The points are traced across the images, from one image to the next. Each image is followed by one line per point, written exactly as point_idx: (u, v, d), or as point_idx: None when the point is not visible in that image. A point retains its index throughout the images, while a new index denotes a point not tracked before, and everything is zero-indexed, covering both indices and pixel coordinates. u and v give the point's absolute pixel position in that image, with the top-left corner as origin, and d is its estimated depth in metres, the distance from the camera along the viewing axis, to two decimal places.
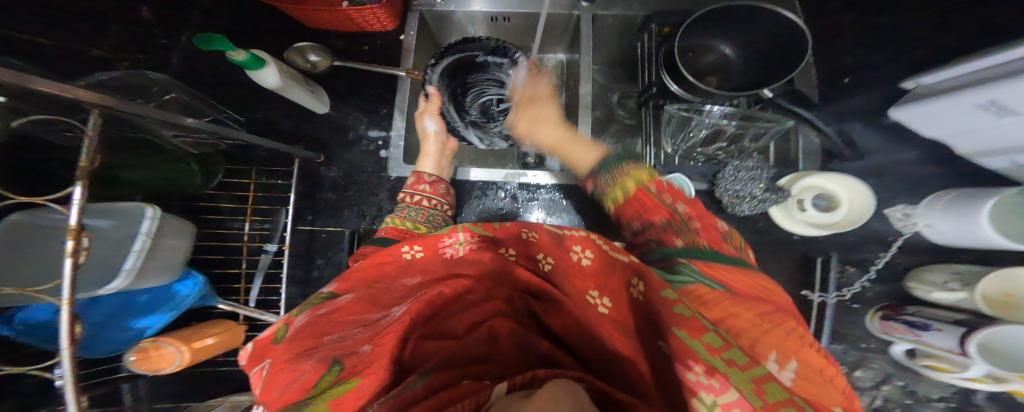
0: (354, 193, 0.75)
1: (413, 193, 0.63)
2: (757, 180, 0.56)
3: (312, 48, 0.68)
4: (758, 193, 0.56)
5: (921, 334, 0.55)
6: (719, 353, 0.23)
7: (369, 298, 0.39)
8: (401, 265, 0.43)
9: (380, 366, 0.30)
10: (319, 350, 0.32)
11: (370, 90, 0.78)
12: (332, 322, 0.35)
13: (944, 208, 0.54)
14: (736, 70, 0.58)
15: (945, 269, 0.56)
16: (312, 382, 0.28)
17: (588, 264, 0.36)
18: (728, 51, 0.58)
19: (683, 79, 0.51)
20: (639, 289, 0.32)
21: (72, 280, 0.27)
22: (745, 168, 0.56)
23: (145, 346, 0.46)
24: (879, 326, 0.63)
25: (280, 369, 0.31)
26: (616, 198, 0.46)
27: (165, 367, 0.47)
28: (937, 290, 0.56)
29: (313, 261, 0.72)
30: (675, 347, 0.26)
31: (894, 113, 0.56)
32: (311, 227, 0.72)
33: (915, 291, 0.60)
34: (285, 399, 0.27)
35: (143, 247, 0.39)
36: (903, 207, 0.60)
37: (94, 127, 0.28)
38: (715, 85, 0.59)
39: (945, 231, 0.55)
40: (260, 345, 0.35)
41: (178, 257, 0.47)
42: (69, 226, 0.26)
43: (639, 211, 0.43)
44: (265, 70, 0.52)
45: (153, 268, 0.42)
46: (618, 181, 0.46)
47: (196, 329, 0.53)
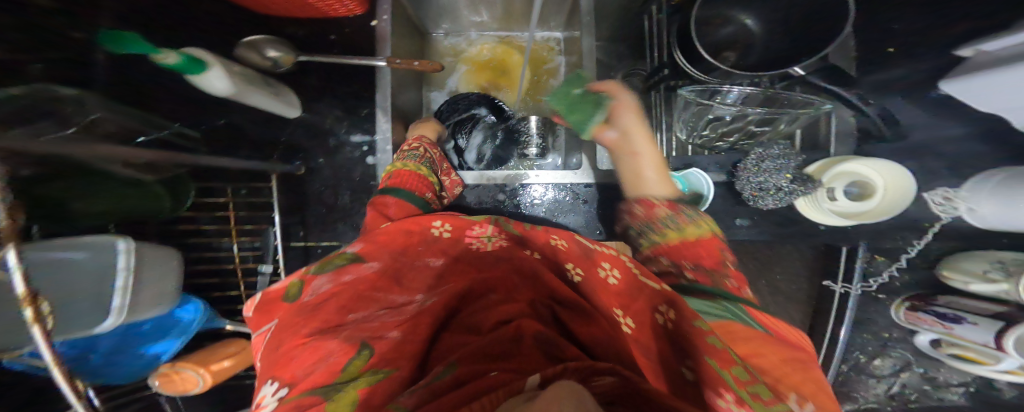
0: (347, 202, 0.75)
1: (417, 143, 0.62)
2: (784, 170, 0.50)
3: (268, 42, 0.62)
4: (784, 185, 0.50)
5: (952, 327, 0.51)
6: (745, 386, 0.19)
7: (392, 276, 0.34)
8: (427, 241, 0.38)
9: (408, 359, 0.27)
10: (344, 329, 0.28)
11: (350, 88, 0.75)
12: (358, 297, 0.31)
13: (995, 189, 0.47)
14: (760, 47, 0.51)
15: (985, 257, 0.51)
16: (338, 367, 0.25)
17: (614, 283, 0.33)
18: (749, 23, 0.51)
19: (698, 58, 0.46)
20: (666, 316, 0.28)
21: None
22: (772, 158, 0.50)
23: (165, 372, 0.46)
24: (905, 316, 0.58)
25: (298, 345, 0.26)
26: (669, 240, 0.42)
27: (190, 389, 0.47)
28: (974, 281, 0.51)
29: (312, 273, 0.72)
30: (703, 378, 0.21)
31: (945, 87, 0.50)
32: (305, 243, 0.73)
33: (951, 282, 0.54)
34: (313, 380, 0.24)
35: (128, 284, 0.37)
36: (946, 191, 0.53)
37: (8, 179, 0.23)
38: (732, 62, 0.53)
39: (993, 216, 0.48)
40: (268, 299, 0.32)
41: (167, 284, 0.45)
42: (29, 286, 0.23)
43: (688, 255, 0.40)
44: (209, 73, 0.46)
45: (140, 298, 0.41)
46: (682, 225, 0.43)
47: (213, 351, 0.52)
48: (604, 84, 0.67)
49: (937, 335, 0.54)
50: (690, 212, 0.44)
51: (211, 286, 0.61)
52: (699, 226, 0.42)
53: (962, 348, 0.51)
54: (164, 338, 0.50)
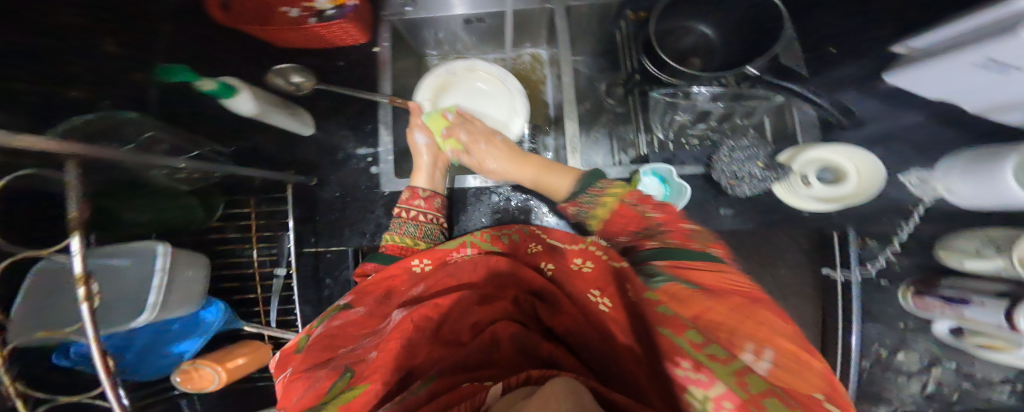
0: (354, 211, 0.75)
1: (409, 209, 0.60)
2: (754, 159, 0.52)
3: (294, 69, 0.65)
4: (757, 172, 0.52)
5: (961, 310, 0.48)
6: (703, 348, 0.22)
7: (375, 317, 0.40)
8: (409, 280, 0.46)
9: (385, 371, 0.30)
10: (334, 360, 0.32)
11: (354, 107, 0.78)
12: (346, 335, 0.36)
13: (964, 169, 0.47)
14: (719, 50, 0.55)
15: (976, 234, 0.49)
16: (323, 390, 0.27)
17: (588, 271, 0.39)
18: (707, 31, 0.55)
19: (663, 63, 0.47)
20: (631, 291, 0.32)
21: (93, 324, 0.28)
22: (741, 149, 0.53)
23: (186, 369, 0.52)
24: (915, 301, 0.55)
25: (295, 378, 0.31)
26: (597, 224, 0.48)
27: (208, 385, 0.52)
28: (967, 258, 0.50)
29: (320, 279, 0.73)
30: (664, 344, 0.25)
31: (889, 80, 0.52)
32: (314, 249, 0.74)
33: (948, 262, 0.53)
34: (303, 403, 0.27)
35: (162, 282, 0.43)
36: (921, 172, 0.54)
37: (74, 180, 0.27)
38: (699, 66, 0.56)
39: (972, 195, 0.47)
40: (283, 354, 0.37)
41: (194, 288, 0.53)
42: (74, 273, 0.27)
43: (623, 226, 0.44)
44: (241, 96, 0.51)
45: (174, 298, 0.48)
46: (600, 197, 0.47)
47: (231, 350, 0.57)
48: (587, 96, 0.71)
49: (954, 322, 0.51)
50: (588, 198, 0.48)
51: (228, 291, 0.66)
52: (603, 205, 0.46)
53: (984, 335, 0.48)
54: (189, 338, 0.55)
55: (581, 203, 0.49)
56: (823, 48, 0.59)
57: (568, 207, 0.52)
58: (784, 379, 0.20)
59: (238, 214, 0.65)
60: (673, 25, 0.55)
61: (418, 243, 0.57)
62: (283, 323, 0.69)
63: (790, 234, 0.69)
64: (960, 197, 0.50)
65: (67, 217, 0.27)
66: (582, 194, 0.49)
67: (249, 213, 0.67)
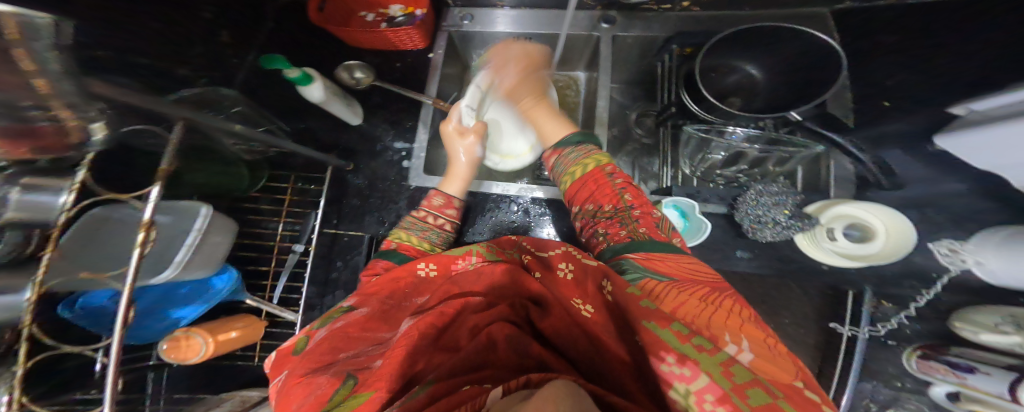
0: (376, 200, 0.76)
1: (436, 216, 0.60)
2: (781, 206, 0.51)
3: (361, 67, 0.77)
4: (782, 220, 0.51)
5: (965, 377, 0.47)
6: (689, 340, 0.23)
7: (379, 318, 0.40)
8: (414, 283, 0.46)
9: (390, 379, 0.30)
10: (334, 365, 0.33)
11: (400, 104, 0.80)
12: (348, 338, 0.37)
13: (998, 245, 0.46)
14: (763, 91, 0.55)
15: (996, 309, 0.47)
16: (326, 397, 0.29)
17: (570, 276, 0.38)
18: (754, 71, 0.56)
19: (702, 99, 0.48)
20: (609, 290, 0.34)
21: (135, 270, 0.30)
22: (769, 193, 0.52)
23: (178, 336, 0.52)
24: (917, 365, 0.54)
25: (297, 384, 0.31)
26: (568, 183, 0.54)
27: (191, 357, 0.52)
28: (984, 331, 0.47)
29: (333, 262, 0.73)
30: (647, 341, 0.25)
31: (939, 141, 0.50)
32: (335, 230, 0.74)
33: (962, 332, 0.50)
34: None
35: (193, 242, 0.45)
36: (951, 241, 0.52)
37: (176, 136, 0.35)
38: (738, 106, 0.56)
39: (999, 272, 0.46)
40: (281, 358, 0.37)
41: (218, 252, 0.54)
42: (142, 219, 0.31)
43: (592, 193, 0.50)
44: (312, 85, 0.59)
45: (197, 261, 0.49)
46: (580, 160, 0.53)
47: (226, 322, 0.58)
48: (617, 121, 0.72)
49: (953, 388, 0.49)
50: (571, 151, 0.55)
51: (244, 260, 0.67)
52: (581, 165, 0.53)
53: (980, 403, 0.46)
54: (190, 304, 0.56)
55: (562, 158, 0.56)
56: (876, 100, 0.58)
57: (551, 156, 0.58)
58: (764, 369, 0.22)
59: (276, 186, 0.69)
60: (724, 62, 0.55)
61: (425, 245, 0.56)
62: (286, 300, 0.69)
63: (808, 285, 0.67)
64: (987, 273, 0.48)
65: (160, 167, 0.33)
66: (567, 149, 0.55)
67: (286, 184, 0.70)
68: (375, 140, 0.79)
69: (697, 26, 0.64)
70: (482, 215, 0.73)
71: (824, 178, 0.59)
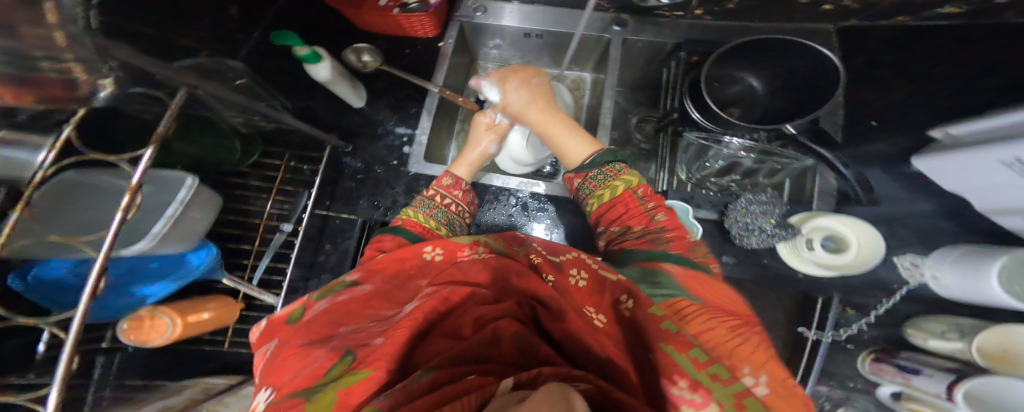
0: (371, 184, 0.74)
1: (444, 195, 0.60)
2: (768, 214, 0.54)
3: (369, 50, 0.75)
4: (768, 228, 0.54)
5: (910, 378, 0.52)
6: (704, 367, 0.25)
7: (384, 296, 0.41)
8: (419, 265, 0.46)
9: (389, 360, 0.30)
10: (334, 339, 0.33)
11: (403, 90, 0.78)
12: (348, 313, 0.37)
13: (954, 261, 0.51)
14: (761, 103, 0.59)
15: (945, 319, 0.52)
16: (322, 371, 0.29)
17: (583, 285, 0.40)
18: (756, 84, 0.59)
19: (706, 107, 0.51)
20: (627, 305, 0.36)
21: (116, 232, 0.29)
22: (758, 202, 0.55)
23: (142, 316, 0.49)
24: (869, 367, 0.58)
25: (291, 354, 0.31)
26: (596, 205, 0.55)
27: (153, 339, 0.49)
28: (933, 338, 0.52)
29: (322, 245, 0.71)
30: (662, 361, 0.27)
31: (915, 162, 0.54)
32: (326, 212, 0.72)
33: (912, 339, 0.56)
34: (297, 383, 0.28)
35: (173, 215, 0.43)
36: (914, 257, 0.58)
37: (178, 103, 0.35)
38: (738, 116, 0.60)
39: (952, 285, 0.52)
40: (271, 325, 0.37)
41: (198, 227, 0.52)
42: (130, 182, 0.30)
43: (623, 214, 0.52)
44: (321, 63, 0.59)
45: (176, 234, 0.46)
46: (608, 182, 0.54)
47: (196, 302, 0.56)
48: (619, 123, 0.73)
49: (898, 388, 0.54)
50: (596, 175, 0.56)
51: (228, 238, 0.64)
52: (608, 188, 0.54)
53: (920, 402, 0.51)
54: (159, 281, 0.53)
55: (588, 181, 0.57)
56: (863, 119, 0.63)
57: (574, 179, 0.60)
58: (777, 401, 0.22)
59: (269, 163, 0.67)
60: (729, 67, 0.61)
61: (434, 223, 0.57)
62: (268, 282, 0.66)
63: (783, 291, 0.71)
64: (942, 285, 0.54)
65: (155, 130, 0.32)
66: (592, 173, 0.56)
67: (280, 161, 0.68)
68: (377, 124, 0.77)
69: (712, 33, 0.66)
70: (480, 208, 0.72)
71: (808, 192, 0.63)
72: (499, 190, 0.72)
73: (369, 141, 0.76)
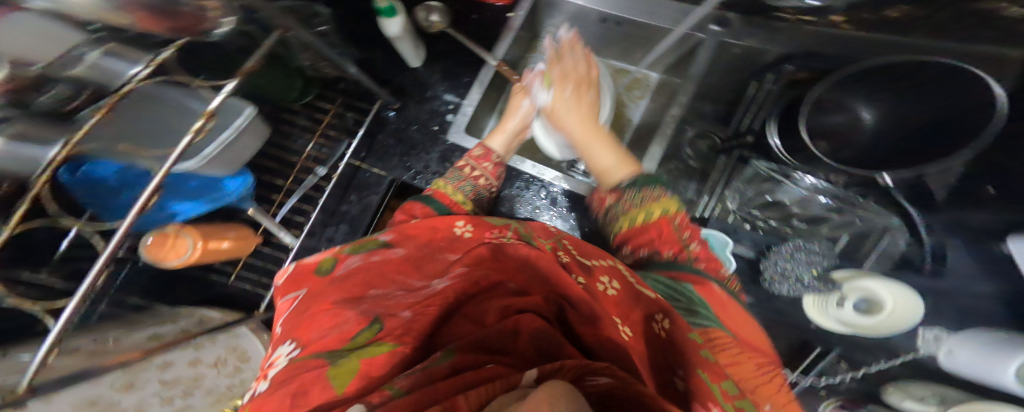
0: (405, 144, 0.72)
1: (473, 167, 0.59)
2: (812, 265, 0.56)
3: (438, 9, 0.71)
4: (806, 278, 0.56)
5: None
6: (732, 399, 0.23)
7: (413, 263, 0.39)
8: (448, 239, 0.43)
9: (415, 338, 0.30)
10: (364, 302, 0.32)
11: (464, 57, 0.73)
12: (380, 276, 0.36)
13: None
14: (860, 143, 0.51)
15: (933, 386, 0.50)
16: (348, 335, 0.28)
17: (613, 294, 0.37)
18: (865, 118, 0.50)
19: (801, 143, 0.52)
20: (663, 324, 0.33)
21: (180, 156, 0.27)
22: (807, 251, 0.57)
23: (168, 233, 0.48)
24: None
25: (321, 311, 0.30)
26: (625, 226, 0.48)
27: (170, 260, 0.48)
28: (909, 400, 0.46)
29: (347, 195, 0.69)
30: (693, 385, 0.26)
31: None
32: (359, 164, 0.70)
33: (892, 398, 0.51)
34: (325, 344, 0.27)
35: (225, 139, 0.42)
36: None
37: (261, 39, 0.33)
38: (826, 153, 0.53)
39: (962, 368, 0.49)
40: (299, 272, 0.35)
41: (242, 155, 0.49)
42: (207, 109, 0.27)
43: (652, 239, 0.46)
44: (394, 20, 0.59)
45: (223, 158, 0.44)
46: (642, 205, 0.46)
47: (219, 229, 0.54)
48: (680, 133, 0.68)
49: None
50: (632, 196, 0.47)
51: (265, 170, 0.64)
52: (645, 212, 0.46)
53: None
54: (189, 200, 0.51)
55: (620, 200, 0.49)
56: None
57: (607, 197, 0.51)
58: None
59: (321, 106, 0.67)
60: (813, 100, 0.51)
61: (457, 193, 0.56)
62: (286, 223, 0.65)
63: None
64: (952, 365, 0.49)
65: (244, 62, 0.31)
66: (626, 192, 0.48)
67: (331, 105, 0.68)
68: (425, 82, 0.73)
69: (831, 48, 0.51)
70: (511, 195, 0.71)
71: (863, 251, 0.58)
72: (531, 178, 0.70)
73: (413, 100, 0.73)
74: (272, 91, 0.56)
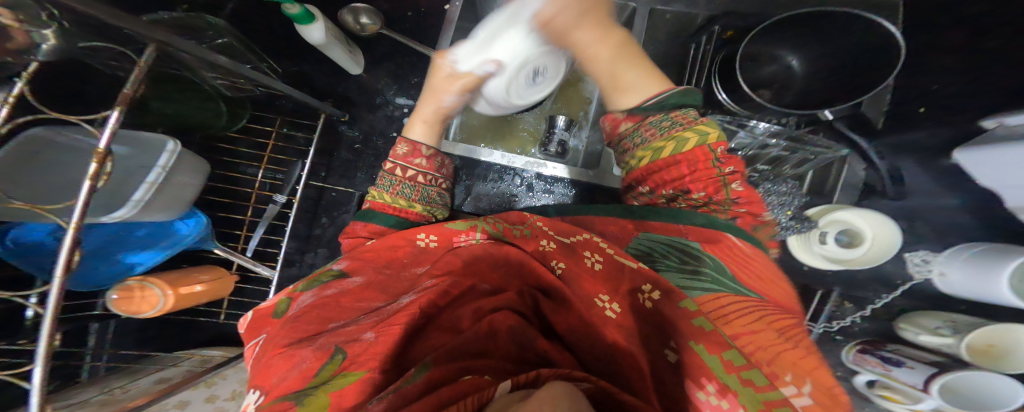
0: (369, 156, 0.72)
1: (406, 168, 0.53)
2: (786, 207, 0.55)
3: (367, 10, 0.68)
4: (784, 220, 0.56)
5: (890, 369, 0.51)
6: (737, 371, 0.22)
7: (374, 288, 0.38)
8: (412, 253, 0.43)
9: (382, 358, 0.29)
10: (321, 336, 0.31)
11: (405, 57, 0.73)
12: (339, 307, 0.35)
13: (969, 259, 0.48)
14: (797, 86, 0.57)
15: (941, 315, 0.51)
16: (312, 372, 0.27)
17: (599, 269, 0.37)
18: (794, 63, 0.56)
19: (734, 88, 0.50)
20: (650, 297, 0.32)
21: (85, 204, 0.26)
22: (779, 192, 0.55)
23: (131, 286, 0.46)
24: (851, 357, 0.58)
25: (276, 354, 0.30)
26: (644, 161, 0.44)
27: (145, 310, 0.47)
28: (925, 333, 0.51)
29: (318, 218, 0.70)
30: (689, 359, 0.25)
31: (959, 155, 0.50)
32: (321, 184, 0.71)
33: (904, 332, 0.55)
34: (285, 387, 0.26)
35: (155, 180, 0.40)
36: (927, 253, 0.55)
37: (147, 60, 0.30)
38: (767, 99, 0.58)
39: (960, 282, 0.49)
40: (257, 320, 0.36)
41: (185, 194, 0.48)
42: (97, 147, 0.26)
43: (688, 175, 0.41)
44: (313, 25, 0.54)
45: (159, 202, 0.43)
46: (673, 132, 0.41)
47: (188, 274, 0.53)
48: None
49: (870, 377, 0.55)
50: (657, 121, 0.42)
51: (220, 206, 0.63)
52: (676, 138, 0.41)
53: (891, 390, 0.51)
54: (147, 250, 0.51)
55: (643, 126, 0.43)
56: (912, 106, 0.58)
57: (622, 123, 0.46)
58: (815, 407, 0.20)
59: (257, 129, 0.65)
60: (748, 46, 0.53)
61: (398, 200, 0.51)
62: (262, 254, 0.65)
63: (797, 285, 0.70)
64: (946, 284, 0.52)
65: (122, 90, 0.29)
66: (651, 118, 0.43)
67: (270, 127, 0.66)
68: (374, 89, 0.73)
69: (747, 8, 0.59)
70: (488, 187, 0.73)
71: (830, 185, 0.63)
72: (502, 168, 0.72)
73: (366, 110, 0.72)
74: (183, 113, 0.51)
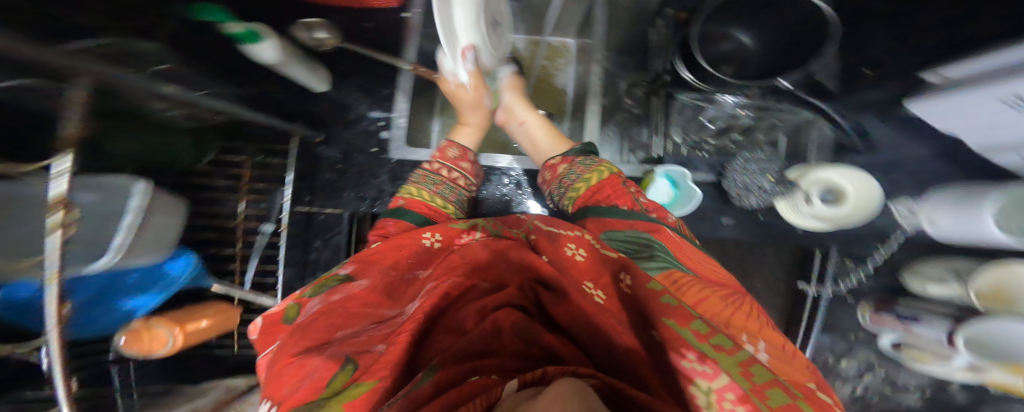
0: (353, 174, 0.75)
1: (450, 169, 0.61)
2: (766, 172, 0.60)
3: (322, 25, 0.66)
4: (766, 185, 0.60)
5: (912, 326, 0.52)
6: (707, 338, 0.22)
7: (382, 292, 0.38)
8: (416, 253, 0.45)
9: (395, 366, 0.27)
10: (331, 345, 0.30)
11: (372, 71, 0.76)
12: (347, 314, 0.34)
13: (949, 204, 0.49)
14: (755, 59, 0.58)
15: (947, 263, 0.52)
16: (324, 381, 0.26)
17: (582, 260, 0.38)
18: (745, 38, 0.57)
19: (697, 66, 0.50)
20: (628, 282, 0.33)
21: (56, 252, 0.26)
22: (754, 160, 0.61)
23: (137, 329, 0.47)
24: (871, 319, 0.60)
25: (286, 365, 0.28)
26: (582, 190, 0.53)
27: (156, 350, 0.47)
28: (935, 286, 0.53)
29: (312, 241, 0.73)
30: (665, 336, 0.24)
31: (910, 106, 0.53)
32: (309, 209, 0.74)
33: (910, 285, 0.57)
34: (297, 399, 0.24)
35: (134, 222, 0.38)
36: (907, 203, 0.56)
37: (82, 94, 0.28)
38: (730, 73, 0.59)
39: (948, 227, 0.50)
40: (267, 323, 0.35)
41: (164, 236, 0.49)
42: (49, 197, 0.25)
43: (610, 196, 0.49)
44: (263, 44, 0.53)
45: (142, 243, 0.44)
46: (594, 167, 0.55)
47: (192, 311, 0.54)
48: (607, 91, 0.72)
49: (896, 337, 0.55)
50: (586, 161, 0.56)
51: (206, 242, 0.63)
52: (595, 173, 0.53)
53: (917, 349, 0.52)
54: (142, 293, 0.51)
55: (574, 166, 0.57)
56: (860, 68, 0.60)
57: (558, 165, 0.60)
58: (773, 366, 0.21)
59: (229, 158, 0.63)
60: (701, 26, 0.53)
61: (435, 198, 0.57)
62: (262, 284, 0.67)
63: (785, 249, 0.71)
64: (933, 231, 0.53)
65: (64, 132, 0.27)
66: (579, 159, 0.57)
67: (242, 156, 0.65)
68: (348, 107, 0.75)
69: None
70: (478, 193, 0.74)
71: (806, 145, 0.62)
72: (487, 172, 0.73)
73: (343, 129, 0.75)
74: (145, 153, 0.48)
